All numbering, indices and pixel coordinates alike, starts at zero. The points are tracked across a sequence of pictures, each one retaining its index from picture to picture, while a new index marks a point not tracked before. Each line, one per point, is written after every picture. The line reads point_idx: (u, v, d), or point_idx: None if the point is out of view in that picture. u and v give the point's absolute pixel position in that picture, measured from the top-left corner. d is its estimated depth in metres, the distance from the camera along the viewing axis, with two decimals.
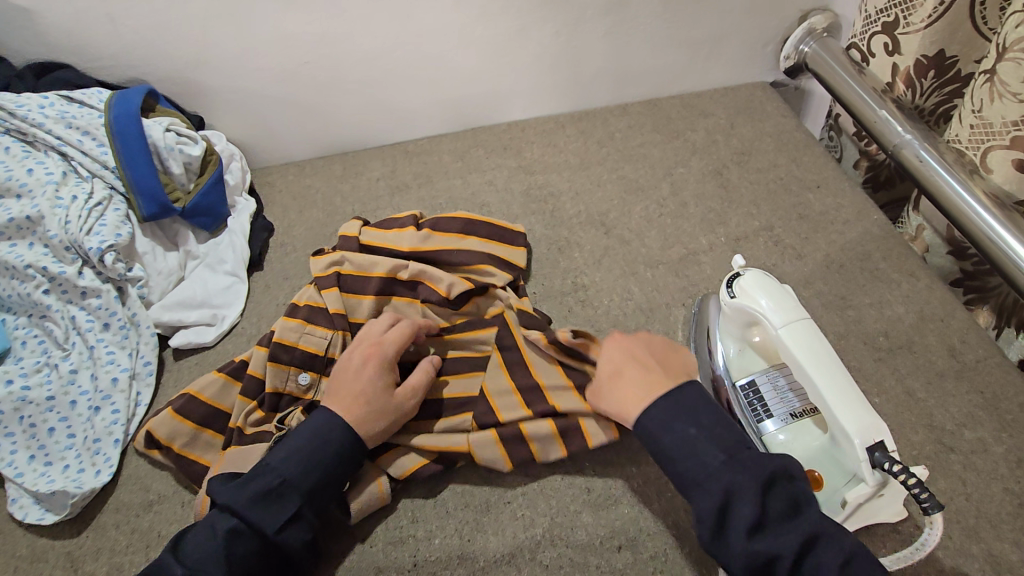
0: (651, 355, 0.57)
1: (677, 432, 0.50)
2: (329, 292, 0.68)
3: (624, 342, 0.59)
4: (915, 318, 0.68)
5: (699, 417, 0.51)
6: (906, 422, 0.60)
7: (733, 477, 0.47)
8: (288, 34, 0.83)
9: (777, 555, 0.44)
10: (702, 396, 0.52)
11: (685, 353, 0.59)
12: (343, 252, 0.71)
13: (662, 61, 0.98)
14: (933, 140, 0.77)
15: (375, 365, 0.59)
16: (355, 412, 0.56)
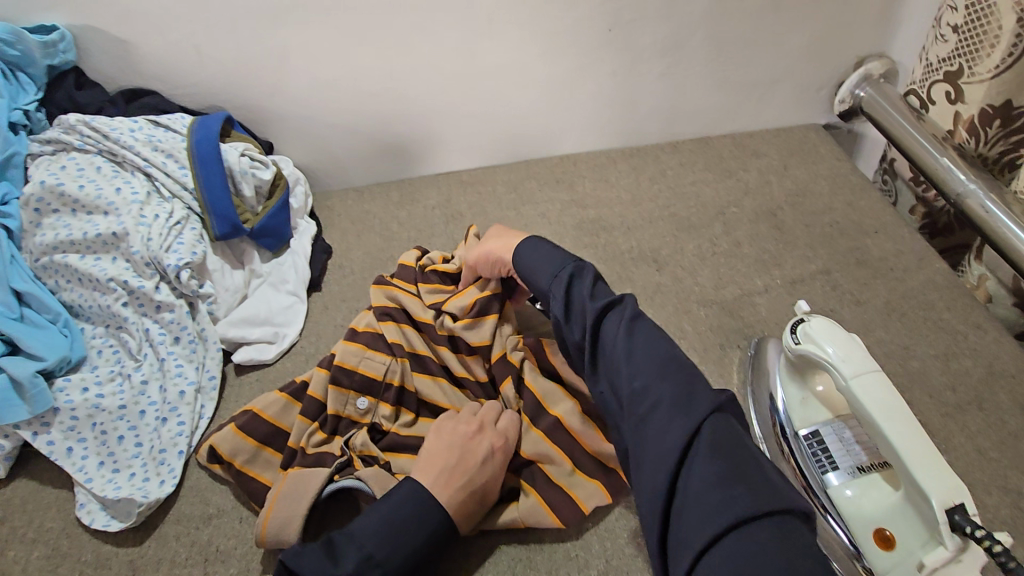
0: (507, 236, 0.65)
1: (539, 267, 0.57)
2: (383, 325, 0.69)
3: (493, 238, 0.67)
4: (983, 373, 0.66)
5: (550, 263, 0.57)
6: (978, 482, 0.58)
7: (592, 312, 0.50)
8: (359, 68, 0.87)
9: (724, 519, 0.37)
10: (536, 243, 0.60)
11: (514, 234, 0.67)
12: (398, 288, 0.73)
13: (715, 102, 0.99)
14: (999, 191, 0.76)
15: (498, 460, 0.59)
16: (466, 500, 0.55)
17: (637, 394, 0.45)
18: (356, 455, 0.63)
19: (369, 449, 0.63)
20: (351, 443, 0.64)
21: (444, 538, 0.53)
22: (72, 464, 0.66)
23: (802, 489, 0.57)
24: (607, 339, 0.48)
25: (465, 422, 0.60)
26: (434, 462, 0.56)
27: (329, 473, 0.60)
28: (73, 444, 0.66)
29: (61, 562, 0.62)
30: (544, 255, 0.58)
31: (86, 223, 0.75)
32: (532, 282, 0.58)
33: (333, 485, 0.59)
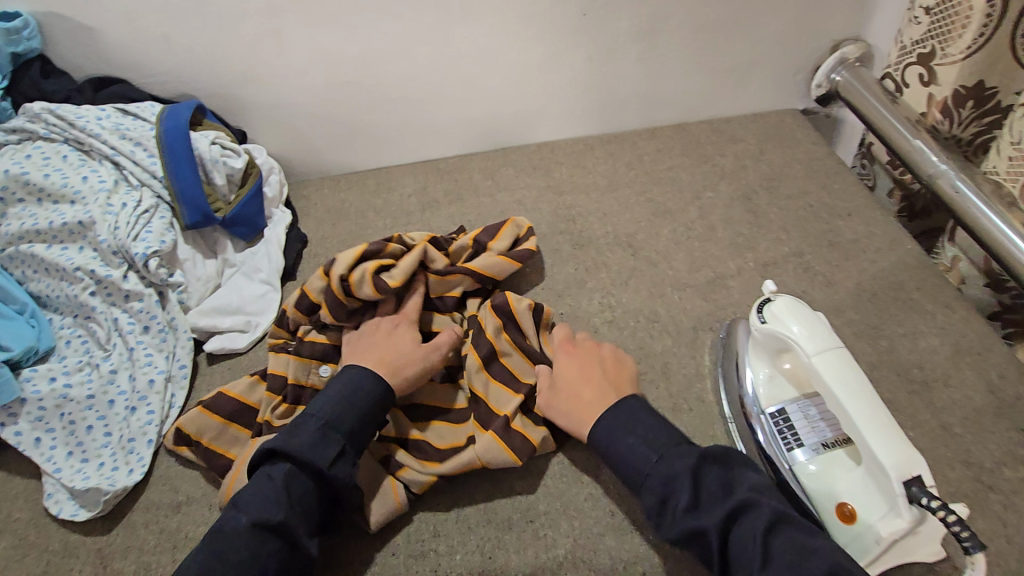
0: (600, 367, 0.62)
1: (631, 444, 0.54)
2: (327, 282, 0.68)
3: (578, 355, 0.64)
4: (950, 351, 0.66)
5: (638, 427, 0.55)
6: (942, 457, 0.58)
7: (685, 518, 0.49)
8: (331, 55, 0.86)
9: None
10: (632, 420, 0.56)
11: (628, 368, 0.63)
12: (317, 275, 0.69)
13: (691, 87, 0.99)
14: (969, 171, 0.76)
15: (403, 331, 0.66)
16: (387, 365, 0.62)
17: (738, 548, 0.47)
18: None
19: None
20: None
21: (386, 398, 0.60)
22: (40, 455, 0.65)
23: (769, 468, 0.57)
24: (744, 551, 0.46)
25: (374, 320, 0.68)
26: (352, 351, 0.64)
27: None
28: (41, 435, 0.66)
29: (29, 552, 0.62)
30: (632, 414, 0.56)
31: (52, 212, 0.74)
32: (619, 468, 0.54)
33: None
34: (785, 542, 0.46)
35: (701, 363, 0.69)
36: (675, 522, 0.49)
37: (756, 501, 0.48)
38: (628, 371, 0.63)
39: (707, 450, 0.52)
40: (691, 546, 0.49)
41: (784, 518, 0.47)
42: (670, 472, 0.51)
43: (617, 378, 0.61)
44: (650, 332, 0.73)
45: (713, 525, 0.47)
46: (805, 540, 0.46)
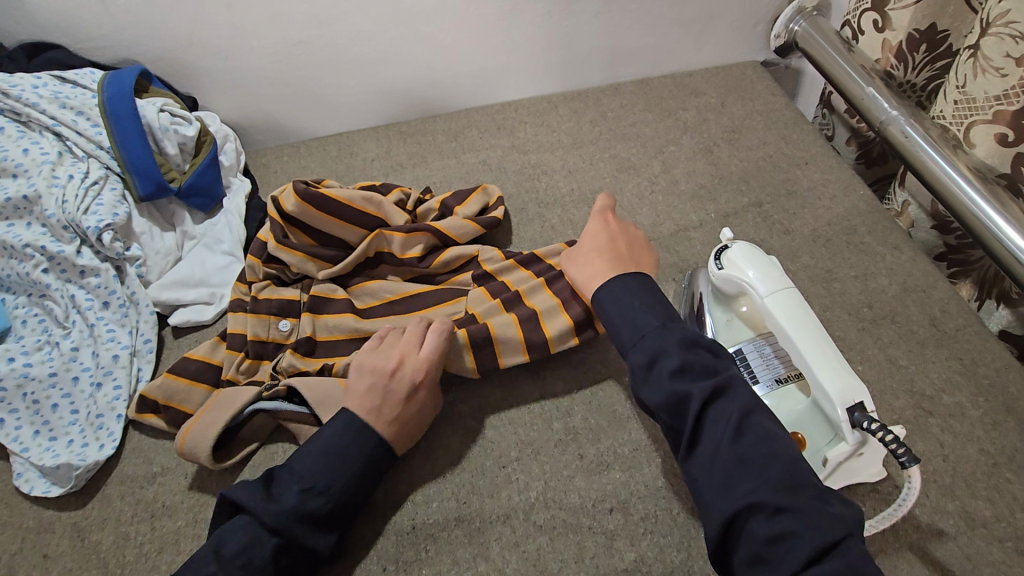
0: (625, 244, 0.62)
1: (635, 309, 0.54)
2: (286, 245, 0.71)
3: (612, 228, 0.63)
4: (898, 289, 0.69)
5: (644, 298, 0.55)
6: (887, 388, 0.62)
7: (672, 381, 0.49)
8: (281, 14, 0.83)
9: (736, 447, 0.46)
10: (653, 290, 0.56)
11: (651, 251, 0.63)
12: (275, 224, 0.72)
13: (653, 41, 0.98)
14: (918, 116, 0.78)
15: (422, 387, 0.59)
16: (398, 439, 0.58)
17: (721, 417, 0.47)
18: (286, 376, 0.65)
19: (297, 367, 0.65)
20: (280, 368, 0.66)
21: (392, 400, 0.58)
22: (5, 436, 0.64)
23: None
24: (720, 420, 0.47)
25: (383, 355, 0.61)
26: (365, 398, 0.57)
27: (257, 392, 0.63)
28: (4, 416, 0.65)
29: (2, 530, 0.62)
30: (648, 284, 0.56)
31: None
32: (620, 325, 0.54)
33: (257, 404, 0.62)
34: (758, 429, 0.47)
35: None
36: (661, 384, 0.49)
37: (737, 385, 0.49)
38: (650, 256, 0.63)
39: (702, 335, 0.52)
40: (670, 411, 0.49)
41: (758, 407, 0.49)
42: (670, 337, 0.51)
43: (638, 257, 0.61)
44: None
45: (699, 392, 0.48)
46: (771, 428, 0.48)
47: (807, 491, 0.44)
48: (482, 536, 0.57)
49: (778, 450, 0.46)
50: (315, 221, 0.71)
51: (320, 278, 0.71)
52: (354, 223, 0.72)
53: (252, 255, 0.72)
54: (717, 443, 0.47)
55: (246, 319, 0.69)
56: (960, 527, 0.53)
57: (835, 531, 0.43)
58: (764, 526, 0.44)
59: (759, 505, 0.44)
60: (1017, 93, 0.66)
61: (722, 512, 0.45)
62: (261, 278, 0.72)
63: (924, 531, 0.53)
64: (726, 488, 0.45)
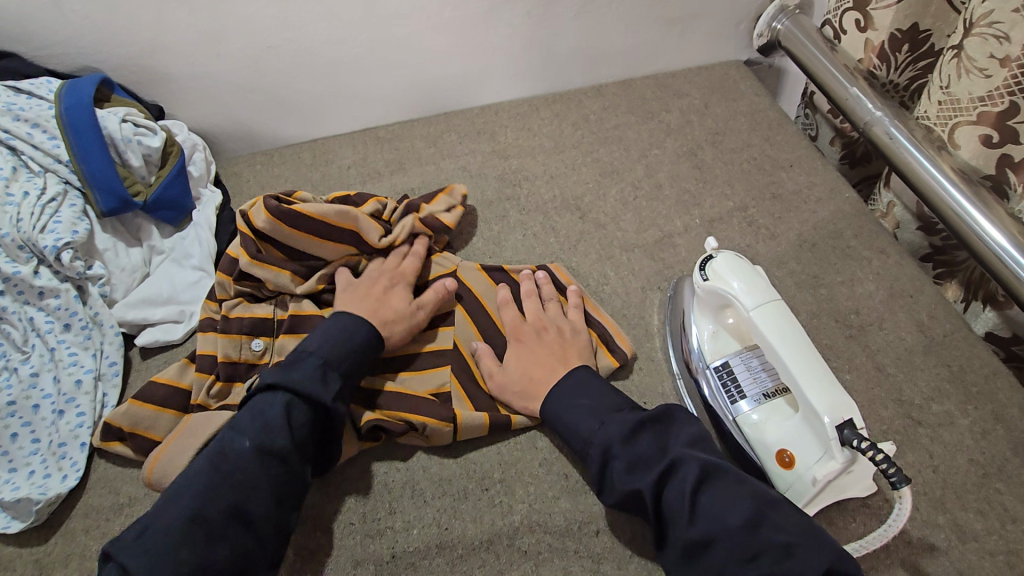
0: (548, 343, 0.63)
1: (576, 412, 0.56)
2: (260, 261, 0.67)
3: (529, 334, 0.64)
4: (885, 295, 0.68)
5: (581, 398, 0.57)
6: (876, 397, 0.61)
7: (623, 480, 0.51)
8: (249, 17, 0.80)
9: (700, 533, 0.46)
10: (593, 399, 0.57)
11: (580, 339, 0.64)
12: (250, 241, 0.68)
13: (635, 41, 0.96)
14: (903, 117, 0.77)
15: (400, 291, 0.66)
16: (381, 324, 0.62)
17: (676, 501, 0.48)
18: None
19: None
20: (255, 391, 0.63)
21: (376, 300, 0.64)
22: None
23: (714, 419, 0.59)
24: (674, 505, 0.48)
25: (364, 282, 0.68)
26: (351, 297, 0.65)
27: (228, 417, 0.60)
28: None
29: None
30: (575, 383, 0.58)
31: None
32: (566, 436, 0.56)
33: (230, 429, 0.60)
34: (713, 499, 0.48)
35: (650, 323, 0.70)
36: (615, 485, 0.51)
37: (686, 459, 0.49)
38: (583, 342, 0.64)
39: (645, 414, 0.53)
40: (633, 504, 0.51)
41: (713, 474, 0.48)
42: (611, 437, 0.52)
43: (567, 350, 0.63)
44: (600, 296, 0.73)
45: (646, 486, 0.49)
46: (729, 495, 0.47)
47: (774, 551, 0.45)
48: (465, 564, 0.55)
49: (734, 523, 0.46)
50: (287, 238, 0.68)
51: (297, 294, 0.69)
52: (330, 239, 0.69)
53: (222, 272, 0.69)
54: (675, 529, 0.48)
55: (216, 340, 0.66)
56: (951, 541, 0.52)
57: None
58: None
59: None
60: (1001, 94, 0.65)
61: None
62: (233, 295, 0.69)
63: (916, 547, 0.52)
64: (695, 569, 0.46)
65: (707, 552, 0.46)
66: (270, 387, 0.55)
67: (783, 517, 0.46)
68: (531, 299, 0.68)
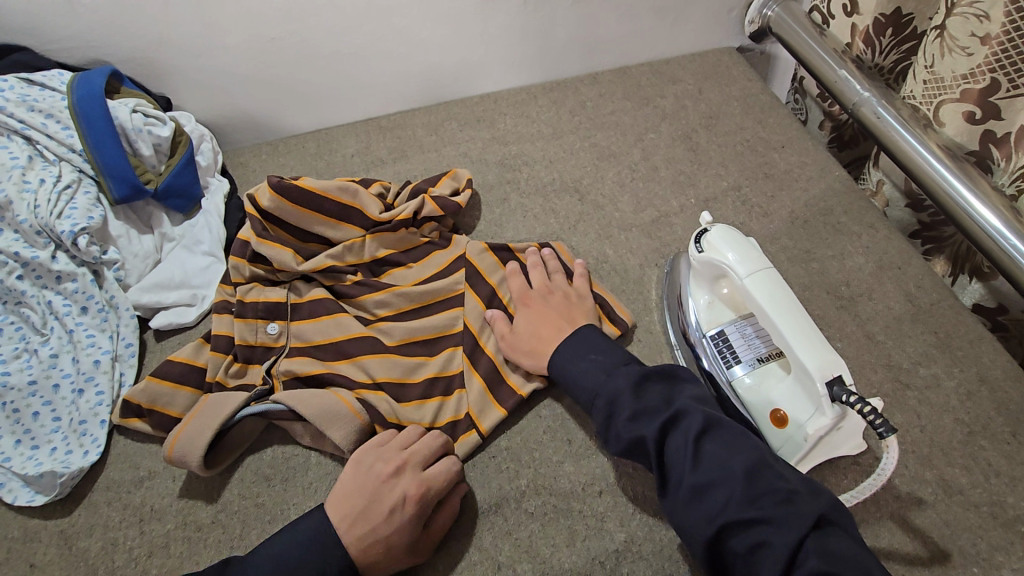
0: (554, 308, 0.66)
1: (585, 367, 0.58)
2: (266, 239, 0.71)
3: (537, 303, 0.67)
4: (874, 267, 0.71)
5: (590, 352, 0.60)
6: (866, 362, 0.63)
7: (628, 428, 0.52)
8: (255, 10, 0.82)
9: (705, 482, 0.48)
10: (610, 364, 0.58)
11: (585, 303, 0.67)
12: (262, 218, 0.72)
13: (630, 29, 0.99)
14: (890, 98, 0.79)
15: (406, 484, 0.55)
16: (372, 543, 0.52)
17: (682, 451, 0.50)
18: (277, 381, 0.65)
19: (289, 372, 0.65)
20: (272, 372, 0.66)
21: (373, 512, 0.54)
22: None
23: (711, 385, 0.62)
24: (676, 450, 0.50)
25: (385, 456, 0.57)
26: (345, 502, 0.54)
27: (245, 397, 0.62)
28: None
29: None
30: (585, 340, 0.61)
31: None
32: (575, 391, 0.58)
33: (248, 408, 0.62)
34: (715, 446, 0.49)
35: (649, 298, 0.73)
36: (621, 435, 0.53)
37: (691, 410, 0.52)
38: (587, 306, 0.67)
39: (650, 369, 0.56)
40: (636, 454, 0.53)
41: (716, 424, 0.51)
42: (618, 388, 0.55)
43: (573, 311, 0.66)
44: (599, 274, 0.76)
45: (651, 432, 0.51)
46: (729, 444, 0.50)
47: (774, 495, 0.46)
48: (474, 526, 0.58)
49: (734, 470, 0.48)
50: (293, 216, 0.71)
51: (302, 270, 0.71)
52: (334, 217, 0.72)
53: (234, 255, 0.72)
54: (678, 473, 0.49)
55: (232, 323, 0.68)
56: (938, 494, 0.55)
57: (804, 527, 0.45)
58: (742, 542, 0.46)
59: (729, 524, 0.46)
60: (982, 71, 0.68)
61: (699, 538, 0.47)
62: (248, 278, 0.71)
63: (904, 500, 0.55)
64: (697, 512, 0.48)
65: (708, 493, 0.47)
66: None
67: (782, 468, 0.49)
68: (536, 269, 0.71)
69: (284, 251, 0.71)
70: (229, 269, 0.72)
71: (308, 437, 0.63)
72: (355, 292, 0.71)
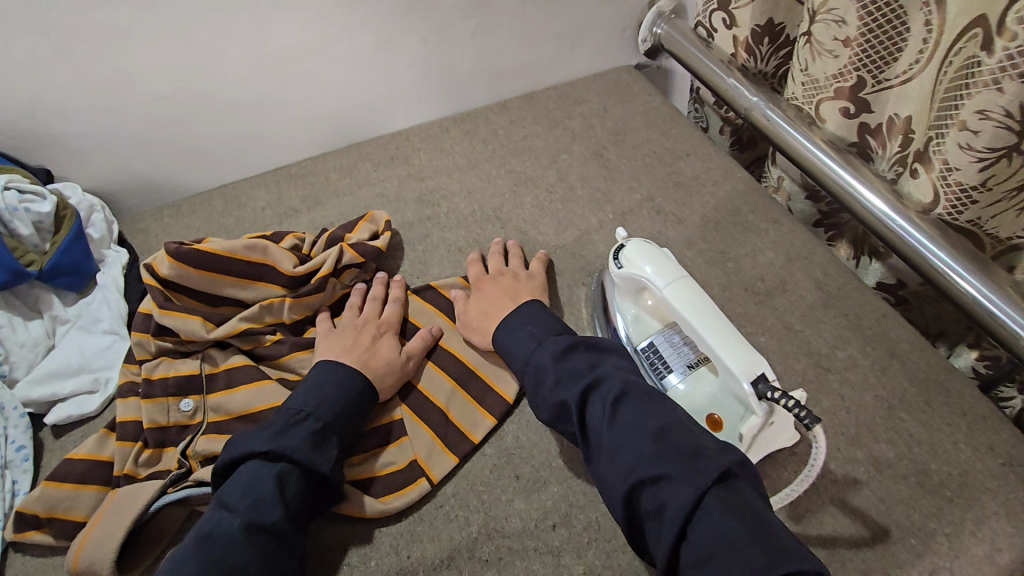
0: (504, 288, 0.70)
1: (517, 339, 0.61)
2: (169, 310, 0.66)
3: (488, 284, 0.71)
4: (784, 260, 0.74)
5: (530, 324, 0.62)
6: (788, 353, 0.66)
7: (552, 392, 0.54)
8: (136, 69, 0.78)
9: (618, 441, 0.49)
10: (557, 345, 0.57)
11: (534, 283, 0.72)
12: (163, 286, 0.66)
13: (531, 56, 1.01)
14: (775, 100, 0.85)
15: (387, 338, 0.67)
16: (372, 376, 0.62)
17: (602, 412, 0.51)
18: (196, 462, 0.60)
19: (209, 451, 0.60)
20: (189, 452, 0.60)
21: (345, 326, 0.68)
22: None
23: None
24: (595, 412, 0.51)
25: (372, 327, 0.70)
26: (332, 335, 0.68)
27: (159, 486, 0.57)
28: None
29: None
30: (526, 314, 0.63)
31: None
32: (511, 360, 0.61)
33: (163, 498, 0.56)
34: (632, 408, 0.50)
35: (580, 318, 0.73)
36: (546, 399, 0.55)
37: (609, 376, 0.53)
38: (537, 288, 0.72)
39: (578, 338, 0.58)
40: (562, 420, 0.54)
41: (634, 389, 0.52)
42: (544, 357, 0.57)
43: (523, 290, 0.70)
44: None
45: (571, 396, 0.53)
46: (645, 405, 0.51)
47: (680, 452, 0.47)
48: None
49: (646, 425, 0.49)
50: (197, 281, 0.66)
51: (211, 338, 0.66)
52: (243, 277, 0.68)
53: (136, 330, 0.66)
54: (596, 434, 0.50)
55: (141, 405, 0.63)
56: (869, 472, 0.57)
57: (701, 482, 0.44)
58: (651, 500, 0.46)
59: (640, 481, 0.46)
60: (849, 71, 0.73)
61: (615, 495, 0.48)
62: (154, 353, 0.66)
63: (841, 483, 0.57)
64: (611, 469, 0.48)
65: (622, 453, 0.48)
66: (263, 459, 0.53)
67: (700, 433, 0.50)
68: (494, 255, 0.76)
69: (191, 319, 0.66)
70: (133, 346, 0.67)
71: None
72: (276, 352, 0.67)
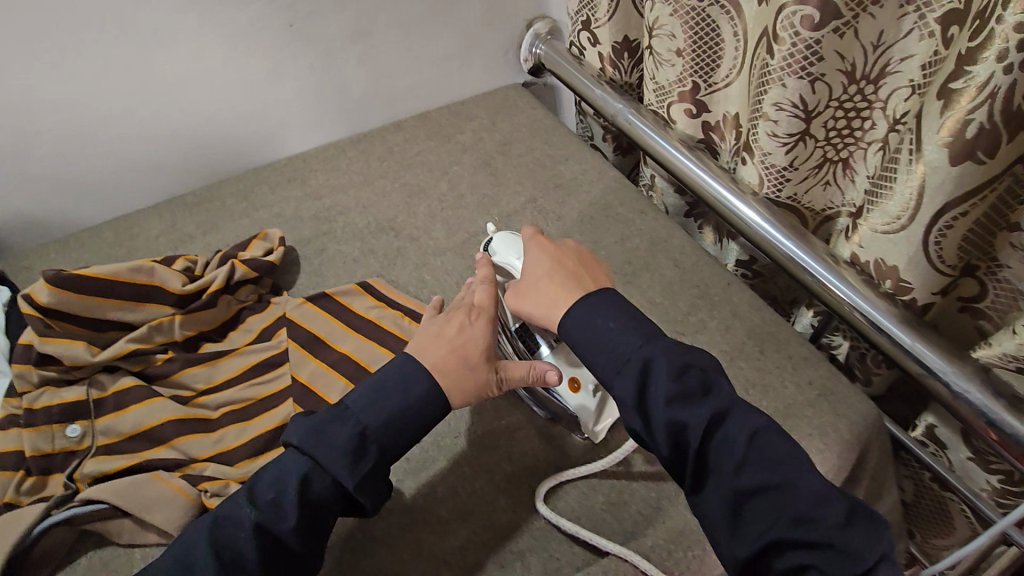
0: (563, 274, 0.60)
1: (609, 339, 0.53)
2: (52, 337, 0.66)
3: (546, 269, 0.61)
4: (648, 245, 0.83)
5: (612, 321, 0.54)
6: (649, 323, 0.74)
7: (667, 411, 0.48)
8: (10, 105, 0.78)
9: (754, 488, 0.46)
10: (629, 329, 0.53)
11: (593, 263, 0.63)
12: (44, 314, 0.66)
13: (422, 78, 1.07)
14: (636, 106, 0.95)
15: (482, 325, 0.60)
16: (458, 384, 0.56)
17: (728, 444, 0.48)
18: (83, 483, 0.60)
19: (97, 471, 0.61)
20: (76, 475, 0.61)
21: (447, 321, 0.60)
22: None
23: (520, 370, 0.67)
24: (724, 444, 0.48)
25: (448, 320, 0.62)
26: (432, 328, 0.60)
27: (41, 508, 0.56)
28: None
29: None
30: (602, 308, 0.55)
31: None
32: (594, 364, 0.54)
33: (47, 519, 0.56)
34: (763, 449, 0.47)
35: None
36: (661, 418, 0.48)
37: (737, 408, 0.49)
38: (596, 268, 0.62)
39: (687, 351, 0.51)
40: (673, 446, 0.49)
41: (762, 428, 0.48)
42: (648, 365, 0.50)
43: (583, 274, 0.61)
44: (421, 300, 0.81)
45: (694, 421, 0.48)
46: (777, 451, 0.48)
47: (819, 514, 0.45)
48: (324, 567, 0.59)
49: (782, 477, 0.46)
50: (82, 307, 0.67)
51: (98, 361, 0.66)
52: (132, 300, 0.70)
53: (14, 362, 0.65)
54: (722, 475, 0.47)
55: (22, 436, 0.62)
56: None
57: (853, 554, 0.43)
58: (783, 561, 0.45)
59: (775, 543, 0.45)
60: (686, 77, 0.84)
61: (740, 554, 0.46)
62: (37, 384, 0.65)
63: None
64: (736, 524, 0.46)
65: (751, 499, 0.46)
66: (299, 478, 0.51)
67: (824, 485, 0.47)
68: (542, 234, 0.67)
69: (76, 344, 0.66)
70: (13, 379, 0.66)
71: (128, 531, 0.58)
72: (167, 370, 0.69)
